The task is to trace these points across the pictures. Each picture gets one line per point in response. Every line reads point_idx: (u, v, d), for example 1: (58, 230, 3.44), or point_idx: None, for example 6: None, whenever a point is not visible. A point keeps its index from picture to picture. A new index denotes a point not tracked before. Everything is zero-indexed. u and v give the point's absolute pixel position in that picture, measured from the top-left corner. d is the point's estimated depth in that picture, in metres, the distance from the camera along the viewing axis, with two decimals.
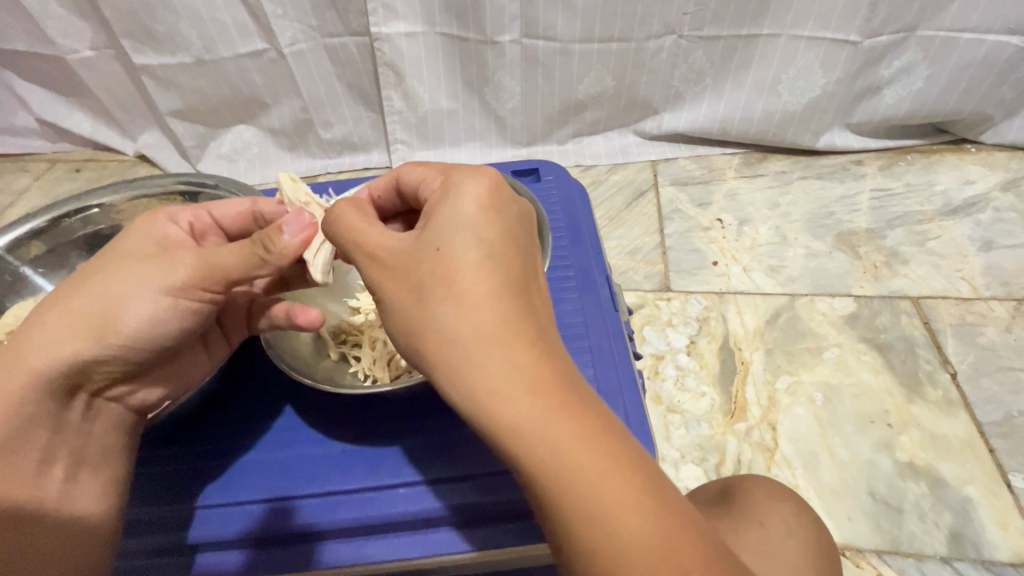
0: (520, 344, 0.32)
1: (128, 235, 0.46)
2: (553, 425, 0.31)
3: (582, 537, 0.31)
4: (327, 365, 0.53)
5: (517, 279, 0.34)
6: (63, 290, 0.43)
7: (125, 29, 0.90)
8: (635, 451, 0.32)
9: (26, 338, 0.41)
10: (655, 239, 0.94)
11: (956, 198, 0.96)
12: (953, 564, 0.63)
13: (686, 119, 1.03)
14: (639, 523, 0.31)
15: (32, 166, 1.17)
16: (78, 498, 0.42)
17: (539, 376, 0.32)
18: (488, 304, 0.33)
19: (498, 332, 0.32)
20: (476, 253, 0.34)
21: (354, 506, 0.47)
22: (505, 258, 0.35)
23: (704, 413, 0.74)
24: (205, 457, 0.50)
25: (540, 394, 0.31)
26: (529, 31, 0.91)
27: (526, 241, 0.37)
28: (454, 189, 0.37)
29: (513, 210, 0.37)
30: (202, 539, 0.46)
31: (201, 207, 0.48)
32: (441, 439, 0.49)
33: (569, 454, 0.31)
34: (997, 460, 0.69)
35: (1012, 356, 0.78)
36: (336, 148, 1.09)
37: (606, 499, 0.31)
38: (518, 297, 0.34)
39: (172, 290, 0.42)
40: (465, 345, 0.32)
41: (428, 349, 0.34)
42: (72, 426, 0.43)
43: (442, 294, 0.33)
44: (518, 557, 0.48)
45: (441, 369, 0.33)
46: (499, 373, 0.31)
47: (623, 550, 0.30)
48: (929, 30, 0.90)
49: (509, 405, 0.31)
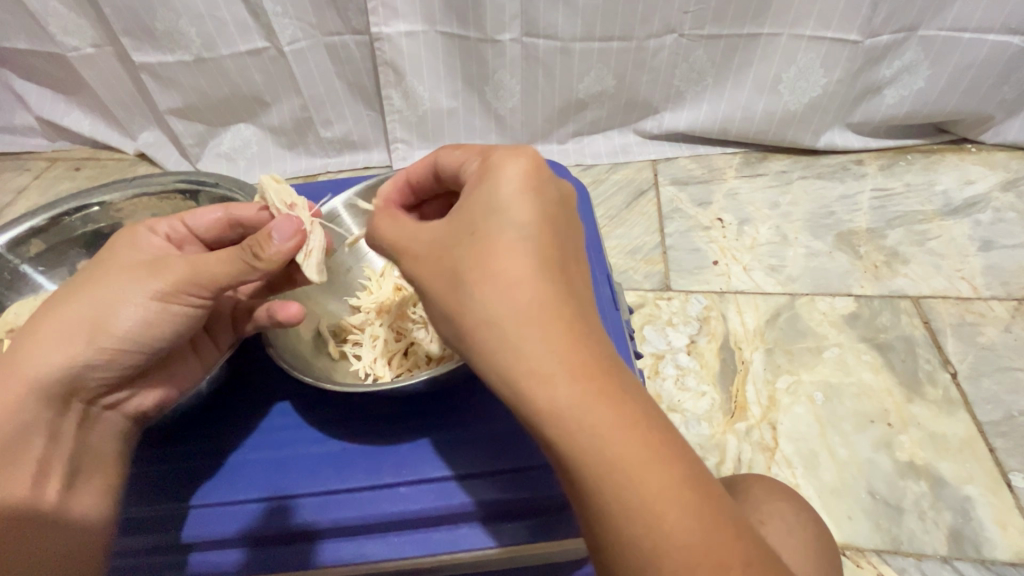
0: (561, 330, 0.32)
1: (119, 243, 0.46)
2: (593, 412, 0.31)
3: (620, 523, 0.31)
4: (326, 362, 0.53)
5: (557, 262, 0.34)
6: (57, 298, 0.43)
7: (125, 27, 0.90)
8: (674, 441, 0.32)
9: (22, 347, 0.41)
10: (655, 239, 0.94)
11: (956, 198, 0.96)
12: (953, 563, 0.63)
13: (687, 118, 1.03)
14: (676, 513, 0.31)
15: (31, 164, 1.17)
16: (77, 503, 0.42)
17: (580, 361, 0.31)
18: (529, 289, 0.32)
19: (538, 316, 0.32)
20: (516, 237, 0.33)
21: (350, 506, 0.47)
22: (544, 240, 0.34)
23: (705, 413, 0.74)
24: (201, 456, 0.49)
25: (579, 380, 0.31)
26: (530, 30, 0.91)
27: (567, 222, 0.36)
28: (494, 171, 0.36)
29: (554, 192, 0.35)
30: (198, 537, 0.46)
31: (176, 218, 0.48)
32: (441, 438, 0.49)
33: (606, 441, 0.31)
34: (997, 460, 0.69)
35: (1012, 356, 0.78)
36: (336, 147, 1.09)
37: (642, 487, 0.31)
38: (560, 283, 0.33)
39: (162, 295, 0.42)
40: (503, 329, 0.32)
41: (465, 333, 0.33)
42: (68, 434, 0.43)
43: (481, 278, 0.33)
44: (516, 556, 0.48)
45: (480, 352, 0.33)
46: (540, 358, 0.31)
47: (658, 539, 0.30)
48: (930, 30, 0.90)
49: (549, 389, 0.31)
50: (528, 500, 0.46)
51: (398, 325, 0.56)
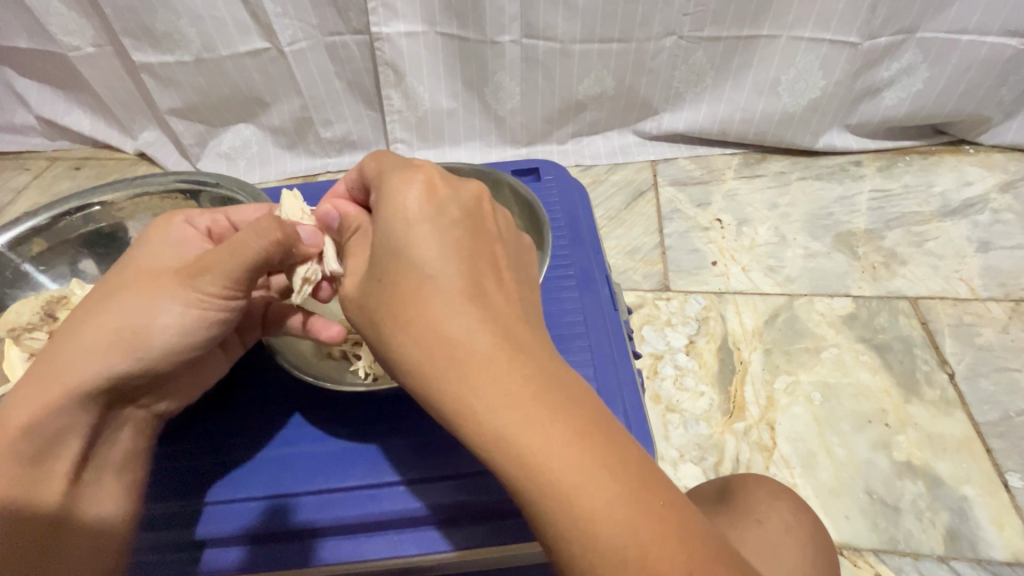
0: (481, 360, 0.31)
1: (148, 239, 0.46)
2: (522, 439, 0.30)
3: (568, 546, 0.30)
4: (326, 363, 0.53)
5: (467, 287, 0.33)
6: (93, 302, 0.43)
7: (125, 27, 0.90)
8: (618, 453, 0.31)
9: (60, 351, 0.41)
10: (654, 239, 0.95)
11: (954, 199, 0.97)
12: (950, 563, 0.63)
13: (685, 120, 1.04)
14: (617, 528, 0.29)
15: (31, 163, 1.17)
16: (103, 503, 0.42)
17: (504, 393, 0.30)
18: (446, 322, 0.32)
19: (457, 352, 0.31)
20: (426, 270, 0.33)
21: (353, 504, 0.47)
22: (453, 267, 0.33)
23: (703, 413, 0.74)
24: (206, 454, 0.50)
25: (507, 410, 0.30)
26: (529, 31, 0.91)
27: (478, 244, 0.35)
28: (392, 198, 0.36)
29: (459, 209, 0.36)
30: (207, 534, 0.46)
31: (220, 212, 0.48)
32: (441, 437, 0.49)
33: (539, 465, 0.29)
34: (994, 460, 0.70)
35: (1009, 356, 0.78)
36: (336, 147, 1.09)
37: (583, 510, 0.29)
38: (478, 310, 0.32)
39: (199, 300, 0.41)
40: (429, 369, 0.32)
41: (402, 374, 0.34)
42: (101, 434, 0.43)
43: (405, 318, 0.33)
44: (522, 553, 0.48)
45: (418, 392, 0.33)
46: (463, 395, 0.31)
47: (603, 556, 0.29)
48: (929, 32, 0.90)
49: (477, 424, 0.30)
50: None
51: None
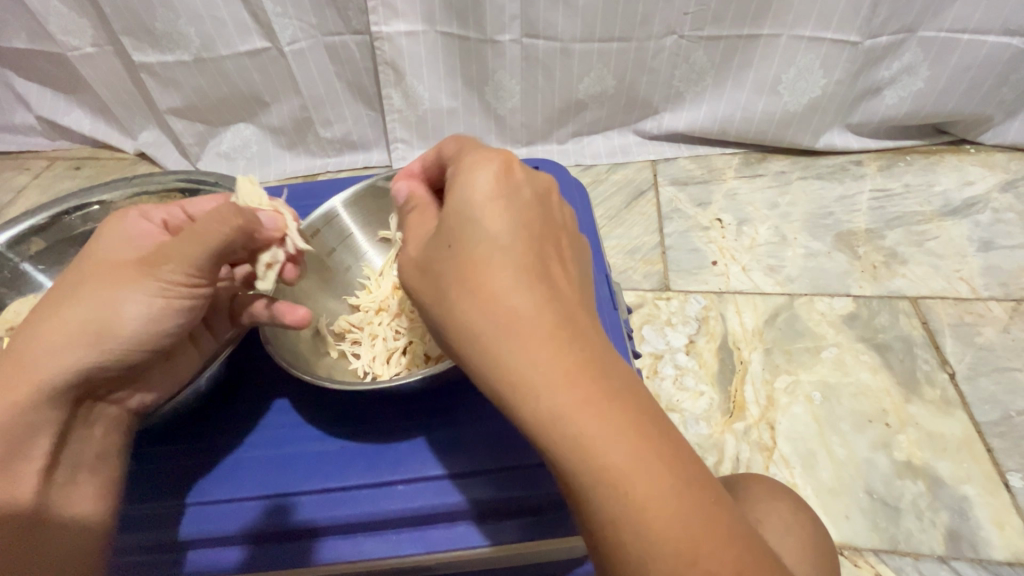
0: (547, 337, 0.31)
1: (107, 232, 0.45)
2: (580, 418, 0.30)
3: (613, 526, 0.30)
4: (325, 362, 0.53)
5: (532, 265, 0.33)
6: (56, 298, 0.42)
7: (125, 27, 0.91)
8: (670, 440, 0.31)
9: (25, 350, 0.41)
10: (654, 239, 0.95)
11: (955, 199, 0.96)
12: (950, 563, 0.63)
13: (685, 119, 1.04)
14: (666, 516, 0.30)
15: (31, 163, 1.17)
16: (76, 500, 0.43)
17: (566, 371, 0.31)
18: (510, 298, 0.32)
19: (523, 327, 0.31)
20: (493, 246, 0.33)
21: (350, 503, 0.47)
22: (521, 245, 0.33)
23: (703, 413, 0.74)
24: (201, 454, 0.50)
25: (568, 387, 0.30)
26: (529, 30, 0.91)
27: (544, 227, 0.35)
28: (464, 173, 0.35)
29: (529, 191, 0.35)
30: (199, 534, 0.46)
31: (176, 205, 0.48)
32: (440, 436, 0.49)
33: (595, 446, 0.30)
34: (995, 460, 0.70)
35: (1010, 356, 0.78)
36: (336, 147, 1.09)
37: (634, 492, 0.30)
38: (543, 288, 0.32)
39: (164, 290, 0.41)
40: (488, 340, 0.32)
41: (456, 344, 0.33)
42: (69, 432, 0.43)
43: (465, 291, 0.33)
44: (520, 553, 0.48)
45: (472, 364, 0.33)
46: (524, 370, 0.31)
47: (649, 542, 0.29)
48: (930, 31, 0.90)
49: (536, 398, 0.30)
50: (524, 498, 0.46)
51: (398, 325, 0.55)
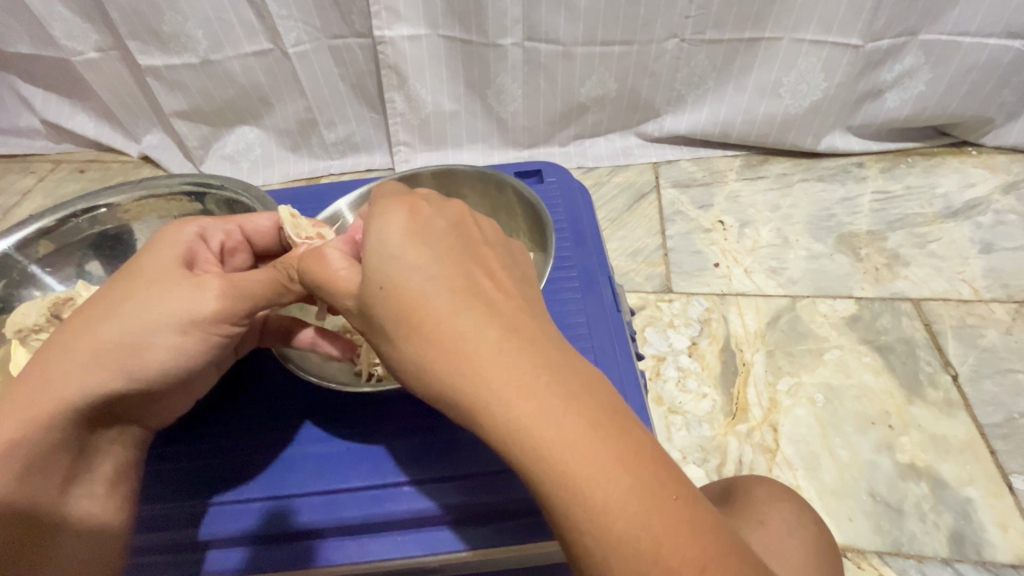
0: (490, 355, 0.31)
1: (154, 246, 0.44)
2: (538, 430, 0.30)
3: (584, 536, 0.30)
4: (331, 364, 0.53)
5: (467, 288, 0.33)
6: (95, 309, 0.41)
7: (130, 31, 0.91)
8: (630, 438, 0.31)
9: (52, 362, 0.40)
10: (656, 241, 0.95)
11: (957, 200, 0.97)
12: (954, 565, 0.63)
13: (687, 121, 1.04)
14: (630, 520, 0.29)
15: (35, 167, 1.17)
16: (95, 507, 0.41)
17: (512, 386, 0.30)
18: (454, 320, 0.32)
19: (465, 346, 0.31)
20: (429, 270, 0.33)
21: (356, 505, 0.47)
22: (448, 269, 0.33)
23: (705, 414, 0.74)
24: (209, 456, 0.50)
25: (517, 403, 0.30)
26: (531, 35, 0.91)
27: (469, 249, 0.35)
28: (380, 212, 0.36)
29: (446, 222, 0.36)
30: (203, 535, 0.46)
31: (233, 223, 0.48)
32: (445, 438, 0.49)
33: (552, 458, 0.29)
34: (998, 462, 0.70)
35: (1013, 358, 0.78)
36: (339, 149, 1.09)
37: (596, 501, 0.29)
38: (479, 307, 0.32)
39: (204, 326, 0.41)
40: (437, 371, 0.31)
41: (411, 380, 0.33)
42: (97, 447, 0.42)
43: (408, 319, 0.32)
44: (530, 555, 0.48)
45: (426, 391, 0.33)
46: (475, 391, 0.31)
47: (619, 550, 0.29)
48: (931, 34, 0.90)
49: (490, 418, 0.30)
50: (527, 500, 0.46)
51: None
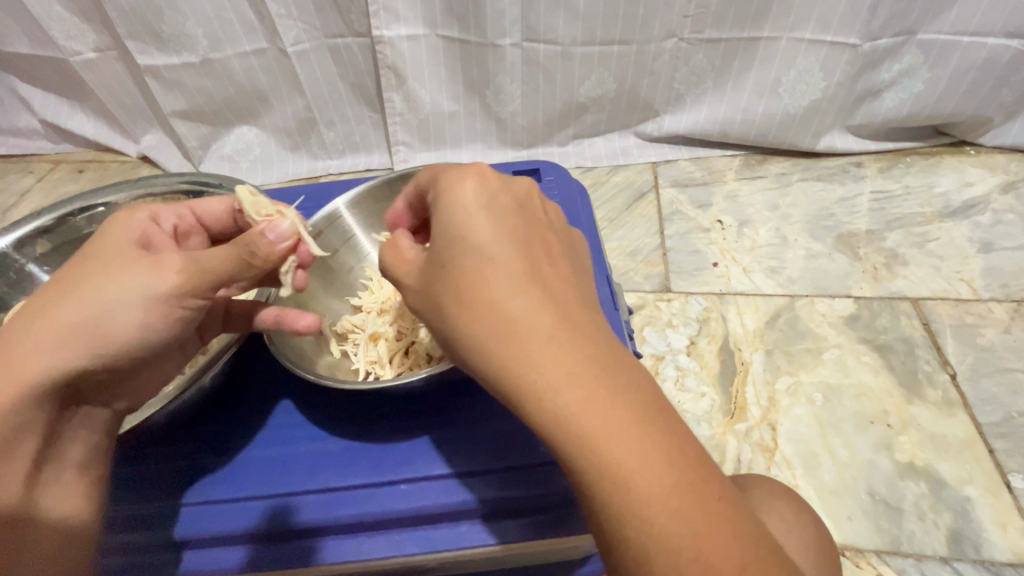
0: (546, 340, 0.32)
1: (115, 228, 0.44)
2: (586, 418, 0.30)
3: (621, 524, 0.30)
4: (327, 361, 0.53)
5: (527, 272, 0.34)
6: (49, 294, 0.41)
7: (129, 30, 0.91)
8: (671, 433, 0.32)
9: (12, 344, 0.39)
10: (655, 240, 0.95)
11: (956, 200, 0.97)
12: (953, 564, 0.63)
13: (686, 121, 1.04)
14: (673, 515, 0.30)
15: (34, 167, 1.17)
16: (60, 500, 0.42)
17: (565, 372, 0.31)
18: (510, 302, 0.32)
19: (520, 330, 0.32)
20: (490, 254, 0.34)
21: (352, 503, 0.47)
22: (509, 255, 0.34)
23: (704, 414, 0.74)
24: (203, 455, 0.49)
25: (568, 390, 0.31)
26: (530, 34, 0.91)
27: (530, 233, 0.36)
28: (450, 192, 0.36)
29: (510, 203, 0.37)
30: (200, 534, 0.46)
31: (184, 207, 0.49)
32: (442, 436, 0.49)
33: (597, 447, 0.30)
34: (997, 461, 0.70)
35: (1012, 357, 0.78)
36: (338, 149, 1.09)
37: (637, 492, 0.30)
38: (537, 292, 0.33)
39: (165, 301, 0.40)
40: (490, 351, 0.32)
41: (463, 359, 0.34)
42: (60, 433, 0.42)
43: (465, 299, 0.33)
44: (526, 552, 0.49)
45: (476, 369, 0.33)
46: (527, 374, 0.31)
47: (655, 541, 0.30)
48: (930, 33, 0.91)
49: (540, 402, 0.31)
50: (525, 498, 0.46)
51: (400, 326, 0.55)
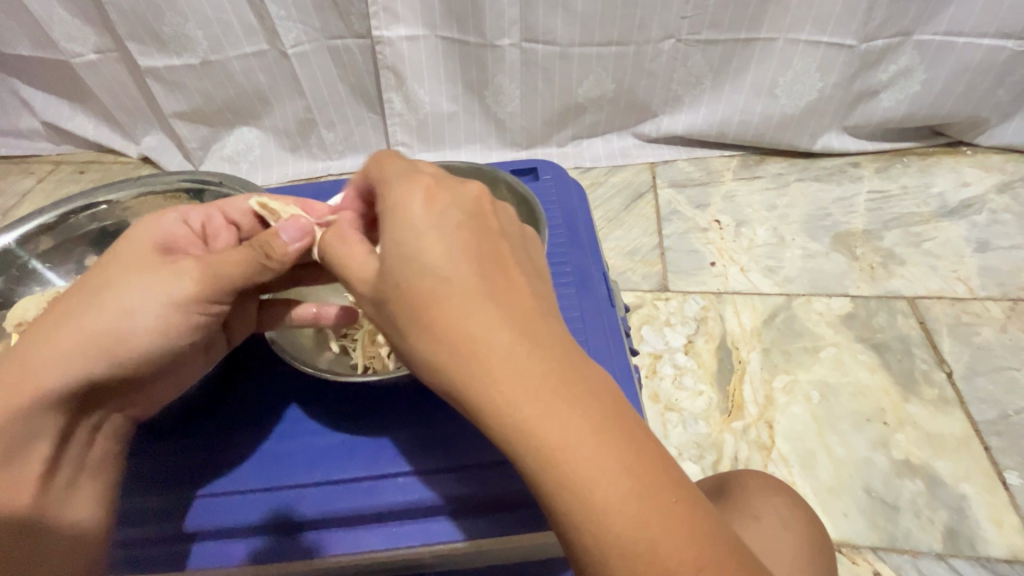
0: (497, 356, 0.32)
1: (137, 233, 0.44)
2: (541, 435, 0.31)
3: (581, 535, 0.31)
4: (327, 357, 0.54)
5: (480, 285, 0.33)
6: (70, 301, 0.41)
7: (131, 32, 0.92)
8: (632, 446, 0.31)
9: (31, 351, 0.40)
10: (653, 240, 0.95)
11: (953, 199, 0.97)
12: (949, 560, 0.63)
13: (684, 122, 1.04)
14: (631, 527, 0.30)
15: (35, 168, 1.18)
16: (73, 507, 0.42)
17: (517, 389, 0.31)
18: (461, 319, 0.33)
19: (473, 346, 0.32)
20: (438, 269, 0.33)
21: (351, 496, 0.47)
22: (463, 268, 0.34)
23: (702, 412, 0.75)
24: (204, 449, 0.50)
25: (522, 407, 0.31)
26: (529, 35, 0.92)
27: (483, 241, 0.35)
28: (397, 201, 0.36)
29: (462, 209, 0.36)
30: (200, 527, 0.47)
31: (213, 208, 0.49)
32: (441, 429, 0.50)
33: (553, 462, 0.30)
34: (993, 458, 0.70)
35: (1008, 355, 0.78)
36: (338, 149, 1.10)
37: (597, 505, 0.30)
38: (489, 306, 0.33)
39: (183, 308, 0.41)
40: (447, 367, 0.33)
41: (425, 373, 0.35)
42: (74, 438, 0.42)
43: (419, 317, 0.34)
44: (524, 545, 0.49)
45: (435, 384, 0.34)
46: (481, 391, 0.32)
47: (615, 552, 0.30)
48: (926, 34, 0.91)
49: (495, 418, 0.31)
50: (521, 490, 0.47)
51: None
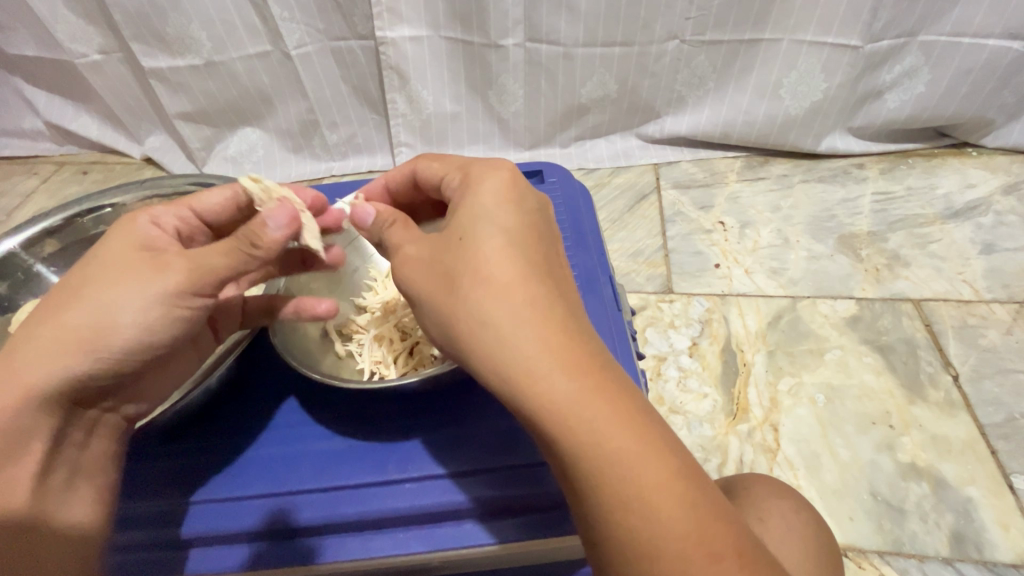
0: (554, 328, 0.34)
1: (117, 232, 0.44)
2: (589, 405, 0.33)
3: (618, 508, 0.33)
4: (331, 360, 0.54)
5: (540, 265, 0.37)
6: (57, 301, 0.41)
7: (135, 33, 0.91)
8: (666, 433, 0.35)
9: (18, 353, 0.40)
10: (657, 241, 0.95)
11: (958, 201, 0.97)
12: (955, 564, 0.63)
13: (688, 122, 1.04)
14: (670, 502, 0.33)
15: (39, 168, 1.18)
16: (72, 508, 0.43)
17: (572, 358, 0.34)
18: (522, 290, 0.35)
19: (532, 313, 0.34)
20: (508, 242, 0.37)
21: (355, 501, 0.47)
22: (528, 249, 0.37)
23: (707, 414, 0.74)
24: (207, 453, 0.50)
25: (574, 376, 0.33)
26: (533, 35, 0.92)
27: (546, 233, 0.39)
28: (476, 185, 0.40)
29: (534, 203, 0.40)
30: (197, 533, 0.47)
31: (183, 206, 0.48)
32: (450, 433, 0.50)
33: (599, 431, 0.33)
34: (999, 462, 0.70)
35: (1014, 358, 0.78)
36: (341, 150, 1.10)
37: (638, 479, 0.33)
38: (547, 284, 0.36)
39: (168, 299, 0.41)
40: (500, 329, 0.34)
41: (466, 337, 0.35)
42: (67, 440, 0.43)
43: (478, 279, 0.36)
44: (530, 552, 0.49)
45: (476, 350, 0.35)
46: (535, 356, 0.34)
47: (653, 526, 0.32)
48: (931, 35, 0.91)
49: (545, 384, 0.33)
50: (533, 496, 0.46)
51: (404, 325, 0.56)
